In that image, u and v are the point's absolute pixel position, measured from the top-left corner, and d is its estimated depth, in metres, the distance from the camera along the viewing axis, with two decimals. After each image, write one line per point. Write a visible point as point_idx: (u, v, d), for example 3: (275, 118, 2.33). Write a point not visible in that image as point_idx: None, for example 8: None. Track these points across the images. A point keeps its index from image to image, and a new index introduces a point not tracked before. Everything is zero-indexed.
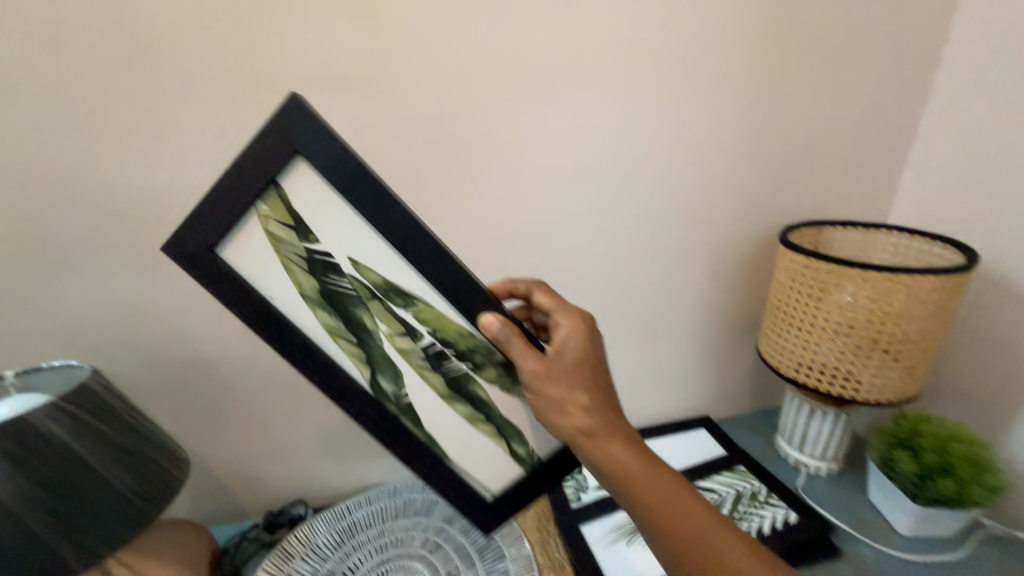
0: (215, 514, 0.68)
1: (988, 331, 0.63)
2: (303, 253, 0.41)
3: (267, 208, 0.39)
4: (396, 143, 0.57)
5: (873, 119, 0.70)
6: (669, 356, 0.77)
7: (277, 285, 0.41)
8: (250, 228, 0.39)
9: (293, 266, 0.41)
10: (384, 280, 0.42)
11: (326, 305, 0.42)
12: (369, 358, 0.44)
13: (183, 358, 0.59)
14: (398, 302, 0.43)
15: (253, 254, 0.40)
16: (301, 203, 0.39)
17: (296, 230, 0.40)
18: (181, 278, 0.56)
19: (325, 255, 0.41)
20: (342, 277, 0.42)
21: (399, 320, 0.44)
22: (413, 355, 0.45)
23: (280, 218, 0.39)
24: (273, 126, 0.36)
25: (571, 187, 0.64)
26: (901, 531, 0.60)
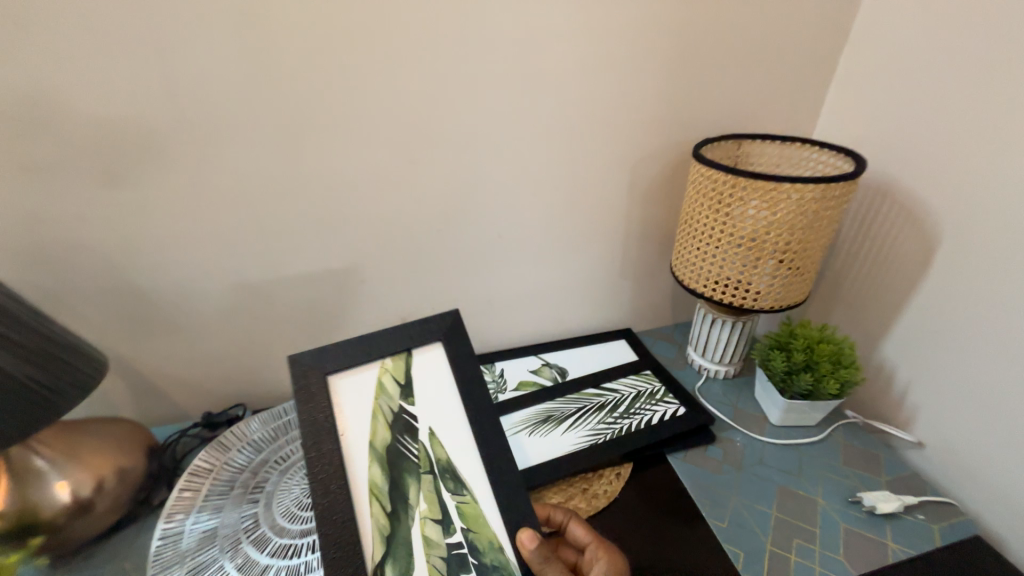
0: (157, 416, 0.72)
1: (878, 245, 0.67)
2: (394, 409, 0.49)
3: (391, 365, 0.51)
4: (287, 40, 0.53)
5: (805, 23, 0.67)
6: (592, 271, 0.80)
7: (359, 424, 0.48)
8: (372, 374, 0.50)
9: (380, 415, 0.49)
10: (448, 460, 0.48)
11: (384, 462, 0.47)
12: (391, 535, 0.44)
13: (93, 269, 0.59)
14: (448, 485, 0.47)
15: (360, 391, 0.49)
16: (418, 372, 0.51)
17: (402, 391, 0.50)
18: (74, 185, 0.54)
19: (411, 418, 0.49)
20: (415, 443, 0.48)
21: (442, 506, 0.46)
22: (435, 551, 0.44)
23: (396, 376, 0.51)
24: (428, 324, 0.53)
25: (486, 93, 0.62)
26: (772, 421, 0.68)
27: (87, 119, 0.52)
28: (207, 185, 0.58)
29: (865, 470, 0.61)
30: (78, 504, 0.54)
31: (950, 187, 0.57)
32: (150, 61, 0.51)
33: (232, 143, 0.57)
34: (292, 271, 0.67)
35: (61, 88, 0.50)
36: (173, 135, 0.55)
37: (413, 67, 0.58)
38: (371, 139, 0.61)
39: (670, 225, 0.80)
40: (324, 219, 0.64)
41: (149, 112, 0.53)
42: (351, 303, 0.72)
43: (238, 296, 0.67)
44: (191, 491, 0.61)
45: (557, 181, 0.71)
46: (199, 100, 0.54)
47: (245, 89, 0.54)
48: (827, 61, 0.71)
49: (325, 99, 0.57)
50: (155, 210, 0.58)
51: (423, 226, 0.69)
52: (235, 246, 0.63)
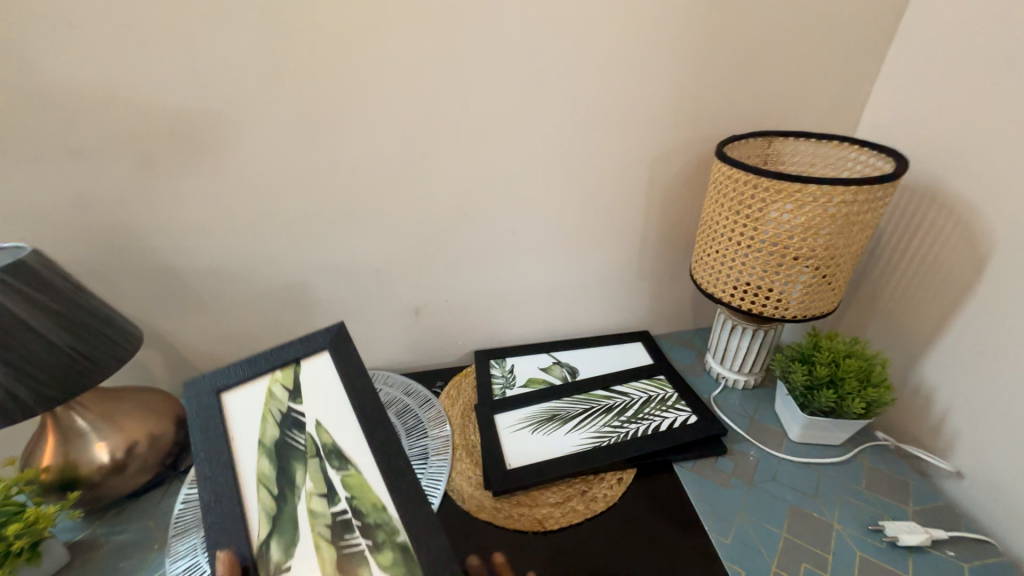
0: (189, 389, 0.78)
1: (921, 254, 0.61)
2: (282, 410, 0.45)
3: (281, 374, 0.46)
4: (310, 34, 0.55)
5: (849, 11, 0.62)
6: (609, 270, 0.79)
7: (245, 428, 0.43)
8: (259, 384, 0.45)
9: (267, 417, 0.44)
10: (335, 443, 0.45)
11: (271, 454, 0.43)
12: (277, 516, 0.42)
13: (135, 249, 0.64)
14: (334, 463, 0.44)
15: (249, 401, 0.44)
16: (307, 377, 0.46)
17: (290, 394, 0.45)
18: (120, 171, 0.59)
19: (299, 416, 0.45)
20: (302, 434, 0.44)
21: (326, 480, 0.44)
22: (320, 520, 0.42)
23: (283, 382, 0.45)
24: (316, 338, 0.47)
25: (502, 87, 0.61)
26: (792, 437, 0.64)
27: (130, 110, 0.56)
28: (235, 174, 0.62)
29: (891, 496, 0.57)
30: (114, 463, 0.59)
31: (1006, 191, 0.52)
32: (186, 56, 0.54)
33: (258, 134, 0.60)
34: (312, 259, 0.70)
35: (109, 81, 0.54)
36: (204, 126, 0.58)
37: (429, 61, 0.59)
38: (388, 132, 0.62)
39: (692, 226, 0.77)
40: (343, 209, 0.66)
41: (184, 104, 0.56)
42: (367, 292, 0.74)
43: (263, 279, 0.70)
44: None
45: (572, 178, 0.69)
46: (228, 93, 0.57)
47: (270, 81, 0.57)
48: (874, 53, 0.66)
49: (344, 92, 0.59)
50: (188, 197, 0.62)
51: (437, 219, 0.69)
52: (260, 233, 0.66)
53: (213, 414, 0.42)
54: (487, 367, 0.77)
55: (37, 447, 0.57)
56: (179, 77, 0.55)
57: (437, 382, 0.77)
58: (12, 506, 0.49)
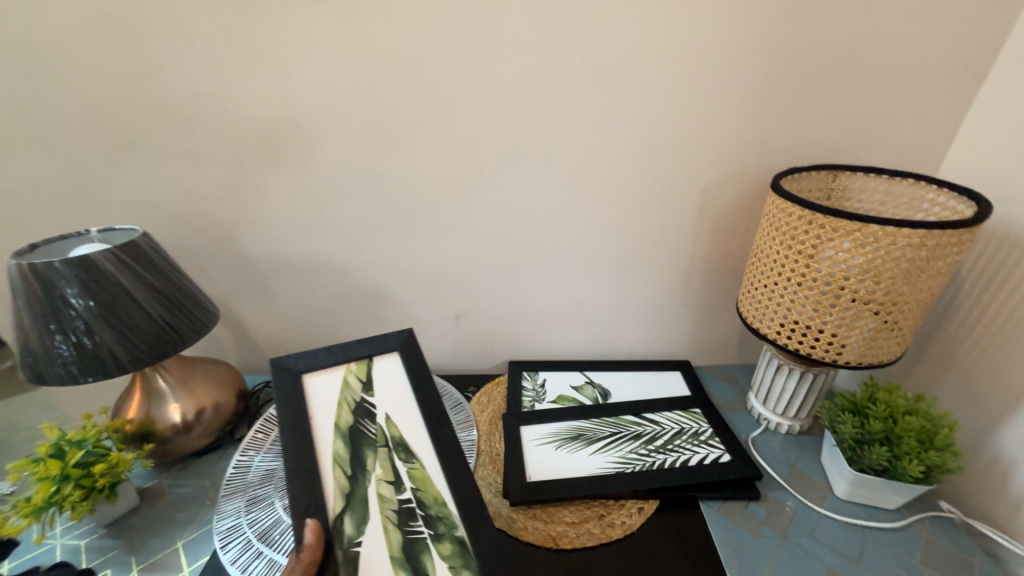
0: (251, 366, 0.86)
1: (1006, 310, 0.55)
2: (356, 399, 0.48)
3: (356, 366, 0.49)
4: (383, 60, 0.61)
5: (933, 45, 0.59)
6: (650, 294, 0.78)
7: (324, 410, 0.47)
8: (336, 372, 0.48)
9: (343, 402, 0.48)
10: (403, 436, 0.48)
11: (346, 438, 0.47)
12: (350, 494, 0.45)
13: (220, 238, 0.73)
14: (401, 455, 0.47)
15: (327, 386, 0.48)
16: (379, 371, 0.50)
17: (363, 387, 0.49)
18: (214, 170, 0.68)
19: (371, 406, 0.48)
20: (373, 423, 0.48)
21: (394, 469, 0.47)
22: (388, 505, 0.45)
23: (359, 373, 0.49)
24: (387, 337, 0.51)
25: (556, 110, 0.64)
26: (837, 493, 0.59)
27: (231, 119, 0.64)
28: (309, 178, 0.69)
29: None
30: (183, 424, 0.67)
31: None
32: (280, 75, 0.62)
33: (332, 144, 0.66)
34: (368, 260, 0.75)
35: (217, 94, 0.63)
36: (289, 135, 0.66)
37: (489, 84, 0.62)
38: (446, 147, 0.66)
39: (743, 258, 0.74)
40: (399, 216, 0.71)
41: (274, 116, 0.64)
42: (414, 295, 0.78)
43: (322, 274, 0.77)
44: (263, 434, 0.72)
45: (619, 200, 0.70)
46: (312, 108, 0.64)
47: (348, 99, 0.63)
48: (964, 88, 0.61)
49: (409, 111, 0.64)
50: (268, 196, 0.70)
51: (484, 231, 0.73)
52: (324, 232, 0.73)
53: (296, 392, 0.46)
54: (519, 379, 0.78)
55: (124, 402, 0.66)
56: (272, 92, 0.63)
57: (469, 387, 0.80)
58: (101, 448, 0.58)
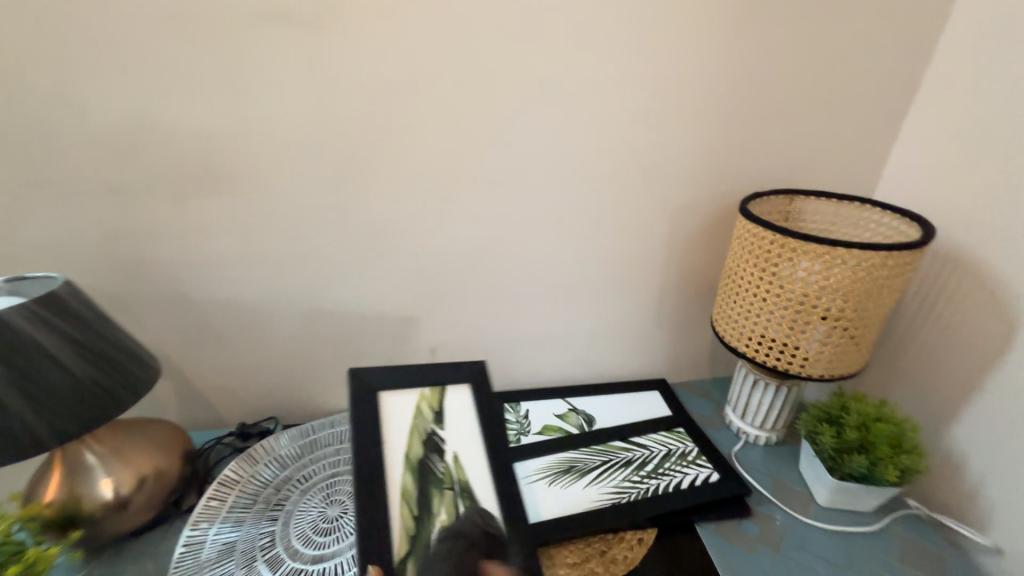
0: (197, 421, 0.76)
1: (944, 318, 0.61)
2: (427, 430, 0.51)
3: (429, 395, 0.54)
4: (353, 91, 0.58)
5: (863, 84, 0.66)
6: (627, 317, 0.79)
7: (396, 440, 0.50)
8: (413, 397, 0.53)
9: (415, 432, 0.51)
10: (467, 478, 0.50)
11: (415, 471, 0.49)
12: (415, 534, 0.46)
13: (160, 281, 0.65)
14: (465, 500, 0.49)
15: (402, 414, 0.52)
16: (450, 406, 0.54)
17: (436, 416, 0.53)
18: (155, 206, 0.61)
19: (441, 440, 0.51)
20: (441, 461, 0.50)
21: (457, 513, 0.48)
22: (450, 552, 0.46)
23: (431, 403, 0.53)
24: (459, 370, 0.56)
25: (534, 139, 0.64)
26: (819, 501, 0.61)
27: (178, 150, 0.58)
28: (269, 214, 0.63)
29: (927, 573, 0.54)
30: (118, 500, 0.57)
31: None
32: (237, 102, 0.57)
33: (297, 176, 0.62)
34: (336, 296, 0.70)
35: (161, 122, 0.57)
36: (246, 166, 0.60)
37: (466, 114, 0.61)
38: (421, 177, 0.64)
39: (712, 278, 0.77)
40: (371, 249, 0.67)
41: (230, 146, 0.59)
42: (387, 331, 0.74)
43: (283, 315, 0.70)
44: (216, 501, 0.63)
45: (596, 226, 0.71)
46: (274, 137, 0.59)
47: (315, 128, 0.59)
48: (892, 120, 0.68)
49: (380, 142, 0.61)
50: (222, 232, 0.63)
51: (462, 261, 0.70)
52: (287, 268, 0.67)
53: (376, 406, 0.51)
54: (502, 411, 0.75)
55: (41, 481, 0.56)
56: (227, 120, 0.58)
57: None
58: (12, 546, 0.46)
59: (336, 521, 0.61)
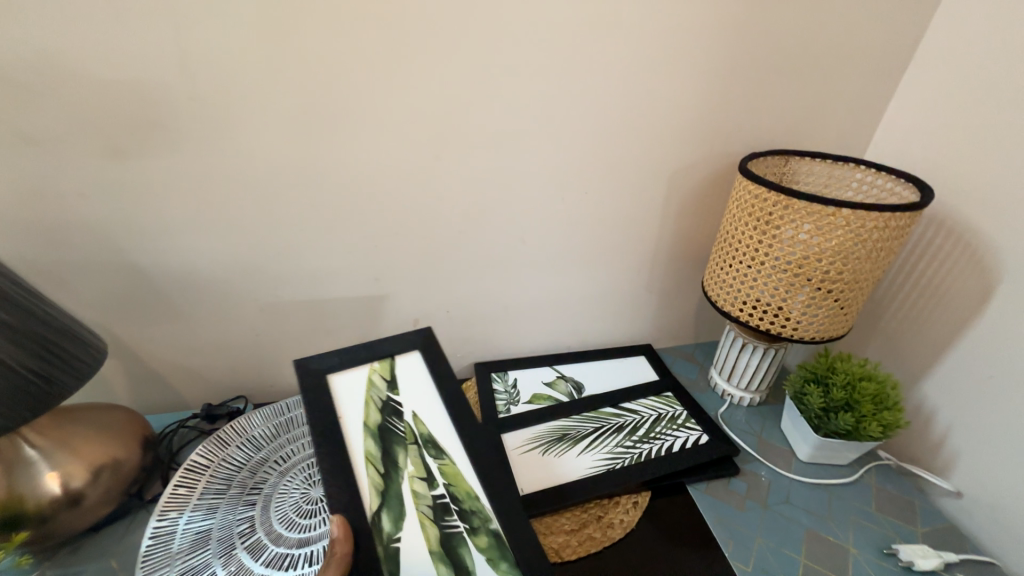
0: (157, 403, 0.70)
1: (928, 280, 0.63)
2: (383, 398, 0.50)
3: (379, 365, 0.52)
4: (319, 25, 0.49)
5: (867, 40, 0.63)
6: (616, 283, 0.77)
7: (351, 409, 0.48)
8: (361, 372, 0.51)
9: (370, 403, 0.49)
10: (431, 436, 0.49)
11: (374, 437, 0.47)
12: (385, 491, 0.45)
13: (98, 250, 0.57)
14: (432, 451, 0.48)
15: (354, 386, 0.50)
16: (402, 372, 0.53)
17: (389, 385, 0.51)
18: (80, 162, 0.51)
19: (398, 405, 0.50)
20: (401, 421, 0.49)
21: (426, 466, 0.47)
22: (422, 502, 0.45)
23: (382, 372, 0.52)
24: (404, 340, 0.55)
25: (527, 90, 0.58)
26: (801, 456, 0.64)
27: (103, 92, 0.48)
28: (224, 172, 0.55)
29: (899, 518, 0.57)
30: (69, 495, 0.51)
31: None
32: (173, 32, 0.47)
33: (257, 127, 0.53)
34: (309, 266, 0.64)
35: (78, 55, 0.46)
36: (193, 114, 0.51)
37: (451, 57, 0.54)
38: (403, 131, 0.57)
39: (703, 241, 0.76)
40: (347, 212, 0.61)
41: (169, 88, 0.49)
42: (366, 303, 0.68)
43: (249, 286, 0.64)
44: (185, 489, 0.58)
45: (589, 189, 0.67)
46: (225, 79, 0.50)
47: (275, 69, 0.50)
48: (890, 80, 0.67)
49: (354, 88, 0.53)
50: (169, 194, 0.55)
51: (447, 227, 0.65)
52: (250, 235, 0.60)
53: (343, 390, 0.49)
54: (489, 382, 0.73)
55: None
56: (163, 56, 0.48)
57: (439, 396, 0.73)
58: None
59: (320, 502, 0.58)
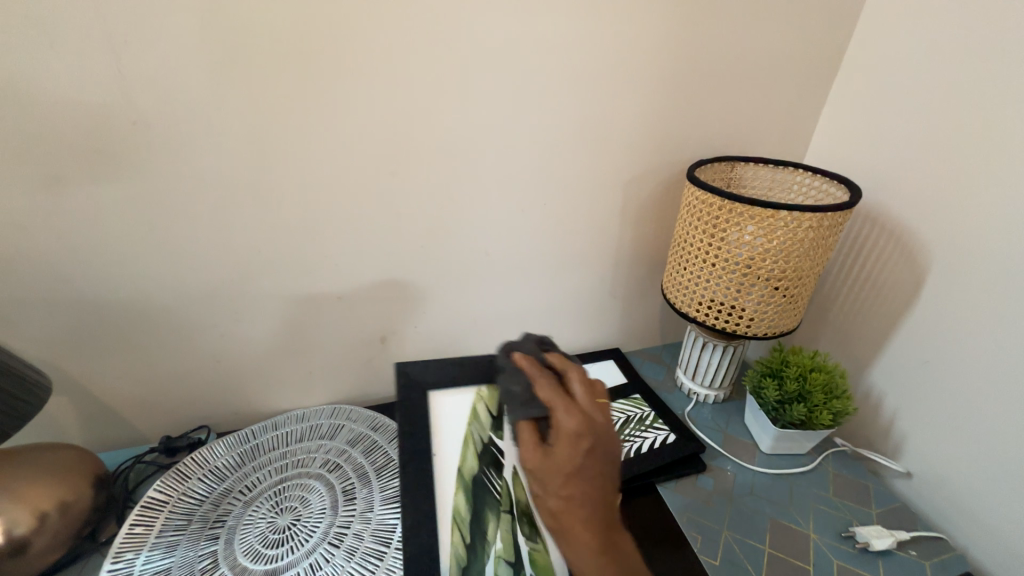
0: (109, 439, 0.67)
1: (867, 273, 0.67)
2: (483, 442, 0.56)
3: (485, 394, 0.60)
4: (269, 51, 0.50)
5: (797, 53, 0.68)
6: (581, 290, 0.78)
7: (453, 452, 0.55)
8: (468, 399, 0.59)
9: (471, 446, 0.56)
10: (524, 505, 0.52)
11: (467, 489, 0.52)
12: (467, 564, 0.48)
13: (38, 281, 0.54)
14: (524, 528, 0.51)
15: (458, 410, 0.58)
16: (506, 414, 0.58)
17: (492, 426, 0.58)
18: (13, 189, 0.49)
19: (496, 453, 0.56)
20: (497, 480, 0.54)
21: (514, 547, 0.50)
22: None
23: (487, 405, 0.59)
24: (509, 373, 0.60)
25: (480, 106, 0.59)
26: (763, 449, 0.66)
27: (40, 119, 0.47)
28: (173, 196, 0.54)
29: (856, 502, 0.60)
30: (11, 544, 0.48)
31: (953, 217, 0.57)
32: (114, 57, 0.46)
33: (208, 149, 0.53)
34: (270, 288, 0.63)
35: (9, 82, 0.45)
36: (138, 139, 0.50)
37: (403, 76, 0.55)
38: (359, 149, 0.57)
39: (661, 246, 0.78)
40: (306, 233, 0.61)
41: (113, 113, 0.49)
42: (331, 322, 0.68)
43: (206, 311, 0.62)
44: (142, 527, 0.55)
45: (548, 199, 0.68)
46: (172, 102, 0.50)
47: (224, 92, 0.50)
48: (820, 90, 0.72)
49: (307, 111, 0.54)
50: (116, 221, 0.54)
51: (410, 242, 0.65)
52: (205, 259, 0.59)
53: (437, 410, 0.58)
54: None
55: None
56: (103, 80, 0.47)
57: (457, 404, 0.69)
58: None
59: (287, 530, 0.56)
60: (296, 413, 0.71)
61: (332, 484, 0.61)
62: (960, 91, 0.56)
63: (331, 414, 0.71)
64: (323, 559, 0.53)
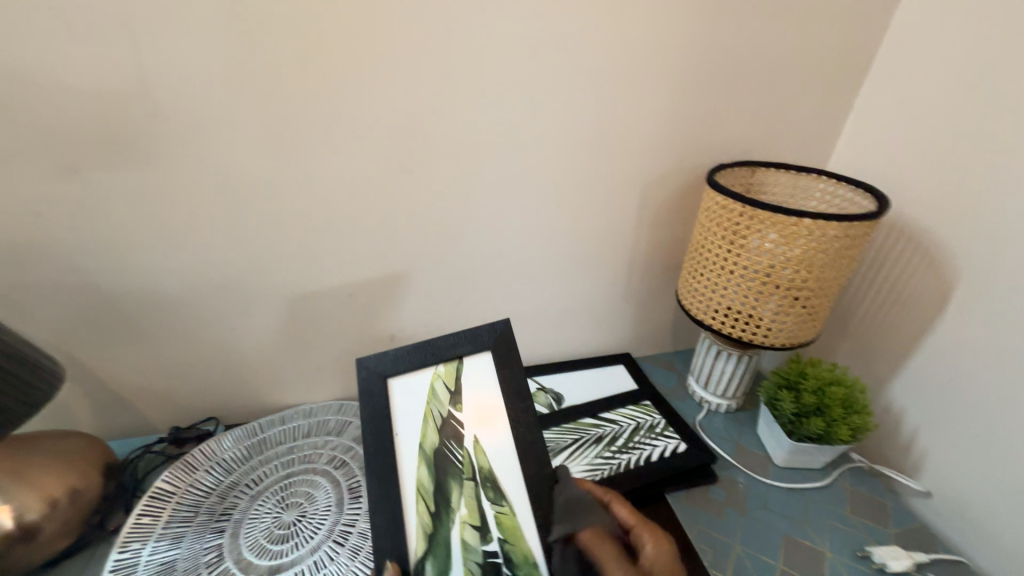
0: (121, 428, 0.67)
1: (890, 285, 0.66)
2: (444, 413, 0.49)
3: (444, 370, 0.50)
4: (288, 46, 0.50)
5: (824, 58, 0.66)
6: (594, 293, 0.77)
7: (407, 424, 0.47)
8: (426, 376, 0.50)
9: (430, 416, 0.48)
10: (490, 470, 0.47)
11: (429, 461, 0.47)
12: (432, 535, 0.44)
13: (56, 269, 0.55)
14: (489, 492, 0.46)
15: (415, 387, 0.49)
16: (468, 380, 0.50)
17: (451, 398, 0.49)
18: (34, 179, 0.50)
19: (459, 420, 0.48)
20: (460, 448, 0.47)
21: (480, 513, 0.46)
22: (470, 556, 0.44)
23: (447, 381, 0.50)
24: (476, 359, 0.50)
25: (498, 105, 0.58)
26: (776, 462, 0.65)
27: (61, 109, 0.47)
28: (190, 189, 0.54)
29: (872, 521, 0.58)
30: (22, 529, 0.48)
31: (983, 230, 0.55)
32: (135, 49, 0.46)
33: (225, 142, 0.53)
34: (282, 283, 0.63)
35: (33, 71, 0.45)
36: (157, 131, 0.50)
37: (421, 72, 0.54)
38: (375, 146, 0.57)
39: (677, 251, 0.77)
40: (319, 229, 0.60)
41: (130, 104, 0.49)
42: (342, 319, 0.68)
43: (218, 305, 0.62)
44: (150, 518, 0.56)
45: (563, 201, 0.67)
46: (190, 94, 0.49)
47: (243, 86, 0.50)
48: (847, 96, 0.70)
49: (325, 106, 0.53)
50: (132, 211, 0.54)
51: (423, 241, 0.65)
52: (220, 253, 0.59)
53: (383, 395, 0.48)
54: None
55: None
56: (122, 71, 0.47)
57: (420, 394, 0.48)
58: None
59: (293, 526, 0.56)
60: (304, 409, 0.71)
61: (338, 481, 0.61)
62: (995, 100, 0.54)
63: (339, 411, 0.71)
64: (327, 557, 0.52)
